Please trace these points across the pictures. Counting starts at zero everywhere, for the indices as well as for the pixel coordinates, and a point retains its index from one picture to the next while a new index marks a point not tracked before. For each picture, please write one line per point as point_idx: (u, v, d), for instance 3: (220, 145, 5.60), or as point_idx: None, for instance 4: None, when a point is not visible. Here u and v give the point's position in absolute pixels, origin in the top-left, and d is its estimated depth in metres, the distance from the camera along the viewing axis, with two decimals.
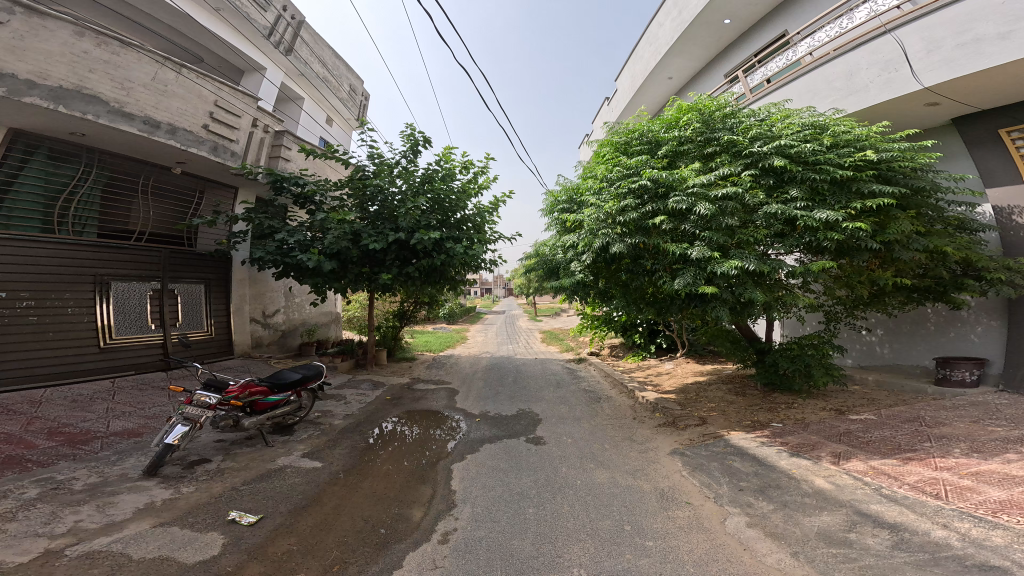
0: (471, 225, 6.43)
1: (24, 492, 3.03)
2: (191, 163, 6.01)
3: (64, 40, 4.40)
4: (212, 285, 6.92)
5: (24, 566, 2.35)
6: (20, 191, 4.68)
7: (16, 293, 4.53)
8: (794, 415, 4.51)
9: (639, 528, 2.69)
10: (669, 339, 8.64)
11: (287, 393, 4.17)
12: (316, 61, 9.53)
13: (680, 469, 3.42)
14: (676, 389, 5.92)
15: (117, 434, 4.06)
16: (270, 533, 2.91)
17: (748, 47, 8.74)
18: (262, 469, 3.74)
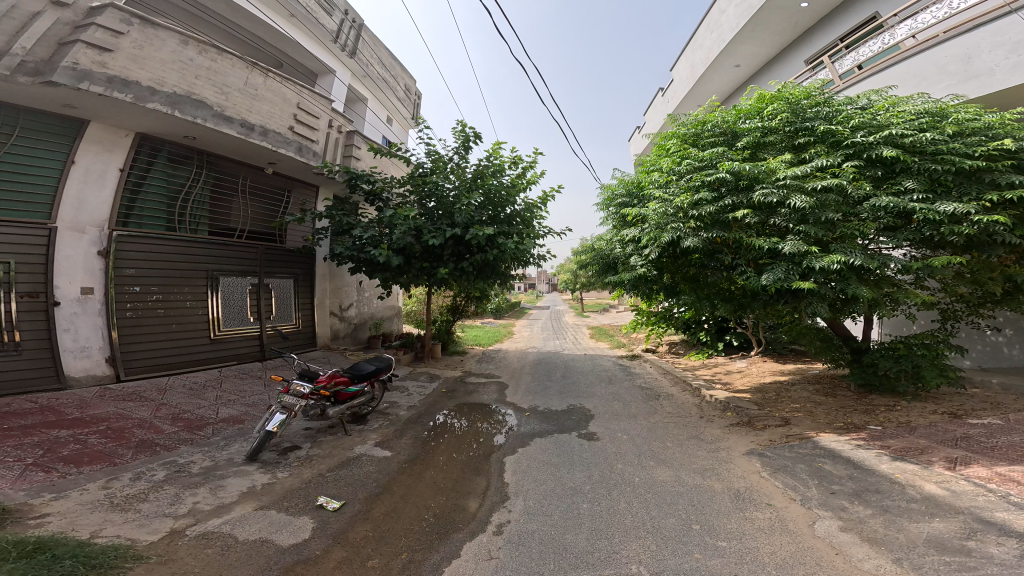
0: (520, 220, 6.48)
1: (153, 474, 3.52)
2: (281, 163, 6.62)
3: (173, 49, 4.90)
4: (300, 279, 7.60)
5: (156, 543, 2.72)
6: (147, 194, 5.43)
7: (147, 289, 5.32)
8: (897, 419, 4.00)
9: (709, 528, 2.56)
10: (741, 338, 7.95)
11: (364, 384, 4.44)
12: (375, 62, 10.15)
13: (760, 470, 3.18)
14: (752, 389, 5.48)
15: (223, 421, 4.56)
16: (350, 519, 3.15)
17: (830, 31, 8.11)
18: (342, 456, 4.03)
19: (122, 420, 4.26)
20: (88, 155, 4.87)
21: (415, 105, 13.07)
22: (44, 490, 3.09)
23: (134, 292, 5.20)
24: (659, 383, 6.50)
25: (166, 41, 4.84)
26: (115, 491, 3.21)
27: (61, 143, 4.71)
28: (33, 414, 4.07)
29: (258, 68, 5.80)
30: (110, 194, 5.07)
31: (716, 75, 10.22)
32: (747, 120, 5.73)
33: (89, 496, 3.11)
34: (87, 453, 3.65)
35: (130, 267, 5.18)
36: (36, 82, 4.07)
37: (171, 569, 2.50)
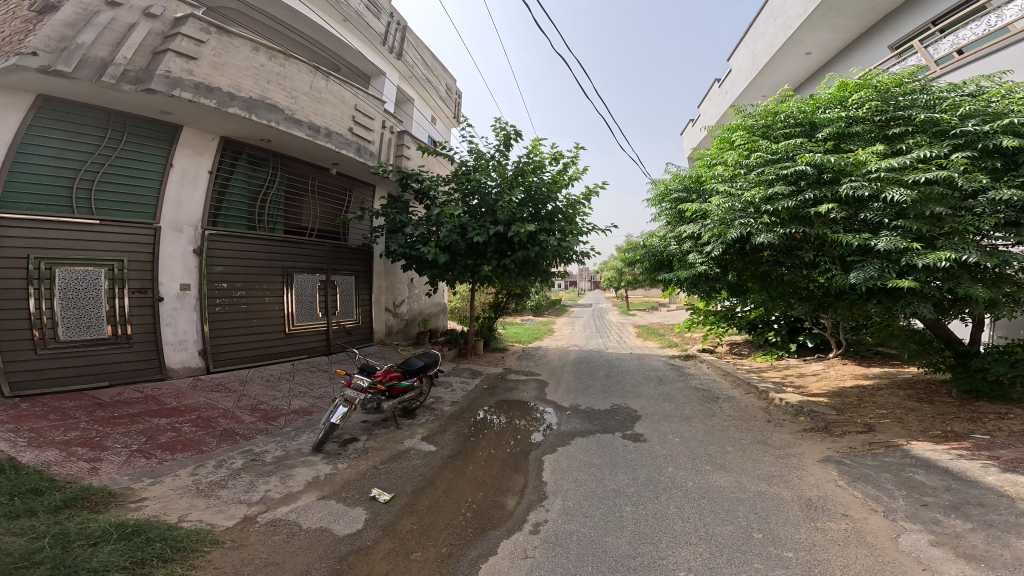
0: (562, 217, 6.43)
1: (233, 462, 3.84)
2: (344, 163, 7.02)
3: (247, 55, 5.24)
4: (360, 276, 8.03)
5: (232, 528, 2.96)
6: (232, 195, 5.94)
7: (233, 287, 5.83)
8: (1009, 427, 3.41)
9: (773, 537, 2.32)
10: (817, 339, 7.23)
11: (414, 379, 4.57)
12: (420, 62, 10.63)
13: (837, 479, 2.84)
14: (831, 393, 4.95)
15: (293, 413, 4.90)
16: (399, 512, 3.31)
17: (920, 13, 7.29)
18: (393, 449, 4.15)
19: (210, 410, 4.71)
20: (183, 159, 5.39)
21: (457, 105, 13.51)
22: (143, 475, 3.46)
23: (223, 288, 5.72)
24: (718, 385, 6.04)
25: (238, 47, 5.16)
26: (201, 478, 3.54)
27: (159, 147, 5.21)
28: (140, 403, 4.58)
29: (321, 73, 6.15)
30: (202, 195, 5.58)
31: (782, 61, 9.53)
32: (827, 110, 5.27)
33: (179, 482, 3.45)
34: (177, 440, 4.04)
35: (219, 264, 5.70)
36: (137, 90, 4.44)
37: (241, 552, 2.71)
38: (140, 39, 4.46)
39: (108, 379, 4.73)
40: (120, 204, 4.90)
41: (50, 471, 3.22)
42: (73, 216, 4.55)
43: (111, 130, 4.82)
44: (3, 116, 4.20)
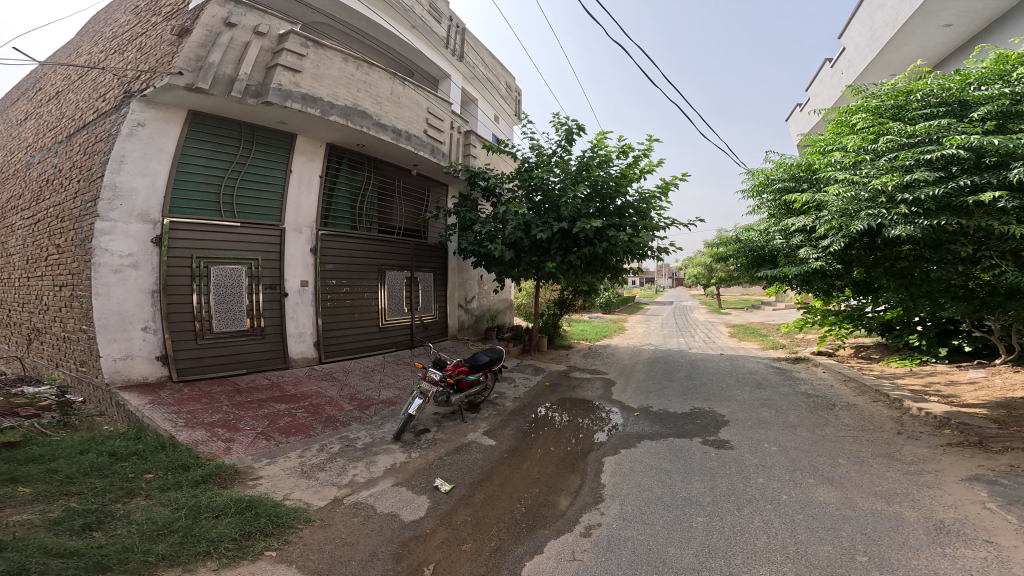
0: (634, 211, 6.26)
1: (332, 446, 4.21)
2: (422, 164, 7.30)
3: (339, 66, 5.57)
4: (436, 272, 8.39)
5: (322, 507, 3.28)
6: (337, 199, 6.49)
7: (338, 284, 6.41)
8: None
9: (881, 562, 2.05)
10: (978, 342, 6.04)
11: (480, 374, 4.62)
12: (480, 63, 10.43)
13: (982, 500, 2.54)
14: (991, 404, 4.22)
15: (381, 402, 5.27)
16: (457, 502, 3.42)
17: None
18: (458, 441, 4.26)
19: (319, 397, 5.20)
20: (300, 165, 5.97)
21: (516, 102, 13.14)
22: (261, 454, 3.93)
23: (331, 284, 6.33)
24: (836, 393, 5.38)
25: (331, 59, 5.46)
26: (302, 461, 3.93)
27: (280, 155, 5.80)
28: (266, 389, 5.14)
29: (398, 79, 6.33)
30: (315, 197, 6.16)
31: (918, 39, 7.83)
32: (983, 86, 4.43)
33: (289, 463, 3.87)
34: (288, 423, 4.51)
35: (330, 262, 6.32)
36: (259, 103, 4.93)
37: (326, 532, 2.98)
38: (253, 55, 4.88)
39: (244, 366, 5.41)
40: (254, 207, 5.54)
41: (193, 445, 3.84)
42: (221, 219, 5.22)
43: (242, 142, 5.43)
44: (167, 132, 4.83)
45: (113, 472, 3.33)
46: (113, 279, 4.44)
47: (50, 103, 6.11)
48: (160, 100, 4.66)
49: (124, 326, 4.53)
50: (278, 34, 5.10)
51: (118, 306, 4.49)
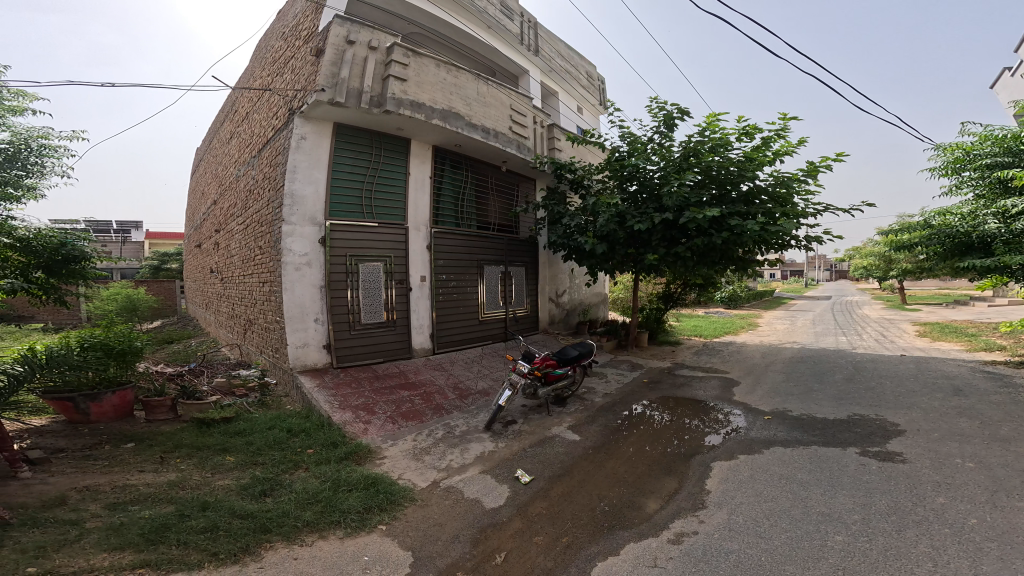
0: (763, 197, 6.41)
1: (434, 432, 4.36)
2: (511, 160, 7.03)
3: (435, 72, 5.49)
4: (529, 267, 7.92)
5: (422, 487, 3.51)
6: (443, 194, 6.43)
7: (444, 279, 6.28)
8: None
9: None
10: None
11: (569, 368, 4.76)
12: (556, 54, 9.22)
13: None
14: None
15: (478, 391, 5.28)
16: (534, 494, 3.36)
17: None
18: (541, 434, 4.22)
19: (430, 386, 5.24)
20: (416, 168, 6.03)
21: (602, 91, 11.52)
22: (387, 434, 4.22)
23: (443, 280, 6.28)
24: None
25: (427, 66, 5.39)
26: (413, 443, 4.12)
27: (399, 158, 5.91)
28: (394, 377, 5.28)
29: (482, 79, 6.15)
30: (428, 198, 6.16)
31: None
32: None
33: (406, 445, 4.08)
34: (408, 408, 4.69)
35: (442, 258, 6.27)
36: (382, 112, 5.07)
37: (422, 513, 3.20)
38: (370, 67, 4.98)
39: (380, 356, 5.59)
40: (387, 206, 5.77)
41: (342, 422, 4.30)
42: (363, 221, 5.53)
43: (373, 147, 5.66)
44: (320, 143, 5.19)
45: (287, 447, 3.96)
46: (295, 276, 5.01)
47: (241, 125, 7.25)
48: (314, 114, 5.02)
49: (301, 318, 5.04)
50: (388, 45, 5.13)
51: (297, 301, 5.03)
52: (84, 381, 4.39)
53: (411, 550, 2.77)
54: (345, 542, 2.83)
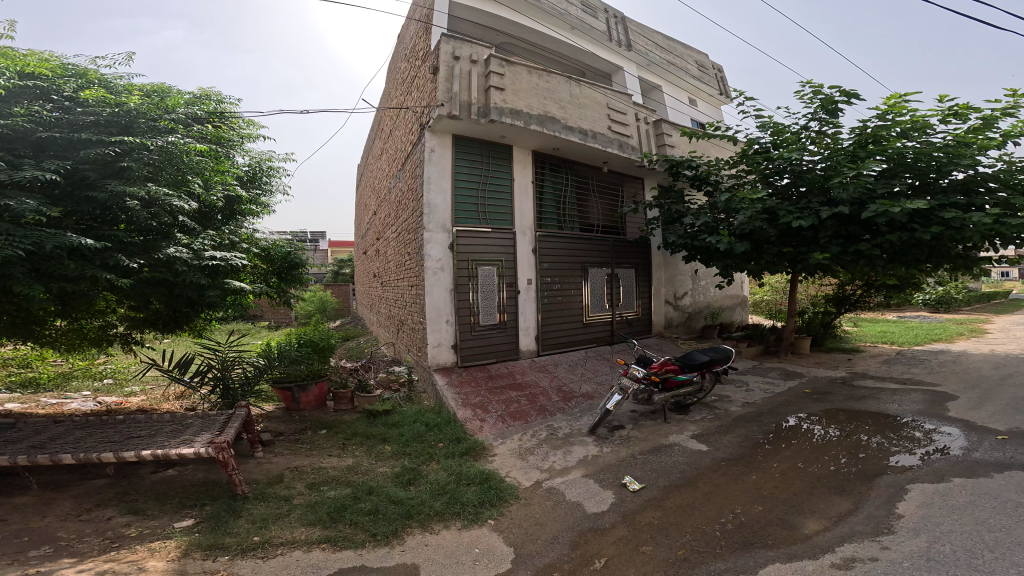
0: (987, 184, 5.23)
1: (538, 432, 4.08)
2: (612, 160, 6.48)
3: (529, 79, 5.26)
4: (641, 268, 7.15)
5: (526, 486, 3.29)
6: (545, 196, 6.01)
7: (547, 283, 5.82)
8: None
9: None
10: None
11: (694, 374, 4.31)
12: (655, 47, 8.55)
13: None
14: None
15: (581, 395, 4.83)
16: (644, 503, 2.96)
17: None
18: (655, 442, 3.80)
19: (533, 386, 4.92)
20: (519, 173, 5.71)
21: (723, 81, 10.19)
22: (497, 432, 4.06)
23: (549, 283, 5.87)
24: None
25: (520, 74, 5.20)
26: (519, 442, 3.90)
27: (504, 166, 5.61)
28: (504, 377, 5.08)
29: (573, 80, 5.76)
30: (531, 201, 5.78)
31: None
32: None
33: (513, 443, 3.88)
34: (515, 408, 4.44)
35: (548, 260, 5.83)
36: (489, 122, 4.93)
37: (526, 511, 3.03)
38: (473, 80, 4.91)
39: (491, 356, 5.36)
40: (500, 209, 5.53)
41: (462, 419, 4.18)
42: (479, 226, 5.33)
43: (483, 156, 5.46)
44: (440, 155, 5.11)
45: (424, 440, 3.89)
46: (434, 281, 4.98)
47: (387, 141, 7.60)
48: (440, 126, 4.96)
49: (435, 319, 4.99)
50: (486, 57, 5.03)
51: (432, 302, 4.98)
52: (293, 374, 4.75)
53: (515, 546, 2.73)
54: (462, 533, 2.87)
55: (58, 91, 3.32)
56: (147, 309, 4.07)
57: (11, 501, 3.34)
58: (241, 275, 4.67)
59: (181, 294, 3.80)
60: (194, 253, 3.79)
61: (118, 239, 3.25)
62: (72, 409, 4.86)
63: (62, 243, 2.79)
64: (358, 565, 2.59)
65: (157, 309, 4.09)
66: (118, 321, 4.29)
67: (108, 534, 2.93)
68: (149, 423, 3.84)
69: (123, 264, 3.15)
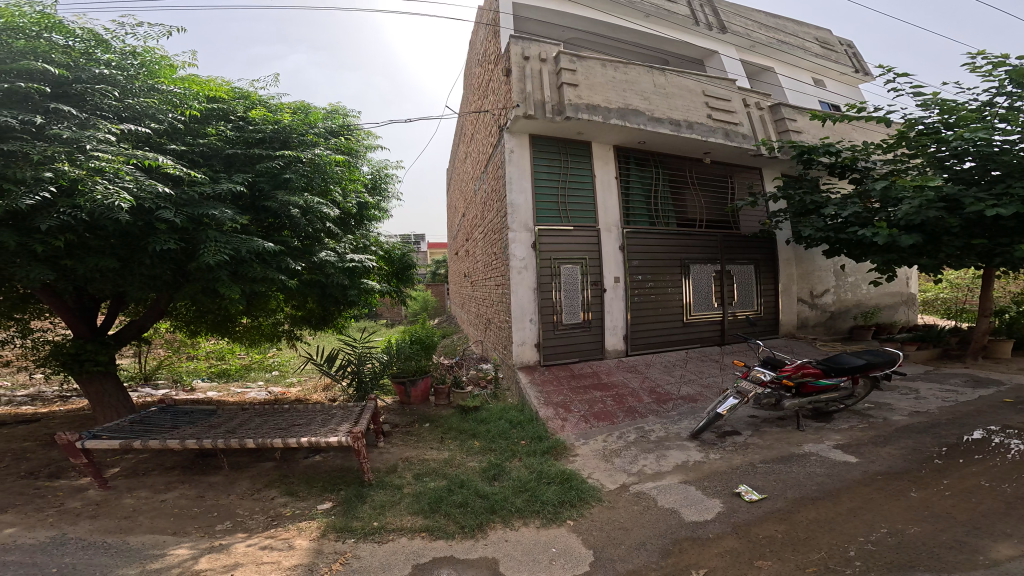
0: None
1: (627, 434, 3.71)
2: (716, 150, 6.04)
3: (605, 73, 5.15)
4: (762, 264, 6.52)
5: (610, 489, 2.99)
6: (633, 193, 5.76)
7: (638, 281, 5.54)
8: None
9: None
10: None
11: (842, 380, 3.58)
12: (756, 26, 8.00)
13: None
14: None
15: (679, 397, 4.38)
16: (762, 514, 2.47)
17: None
18: (784, 450, 3.18)
19: (621, 387, 4.60)
20: (601, 169, 5.53)
21: (850, 52, 9.12)
22: (579, 432, 3.79)
23: (641, 281, 5.58)
24: None
25: (593, 68, 5.10)
26: (604, 442, 3.61)
27: (583, 162, 5.48)
28: (586, 376, 4.86)
29: (656, 69, 5.53)
30: (616, 197, 5.56)
31: None
32: None
33: (597, 444, 3.59)
34: (600, 408, 4.14)
35: (638, 257, 5.57)
36: (563, 119, 4.87)
37: (609, 514, 2.73)
38: (545, 78, 4.89)
39: (575, 356, 5.22)
40: (582, 206, 5.39)
41: (544, 417, 4.04)
42: (561, 224, 5.21)
43: (561, 154, 5.37)
44: (519, 154, 5.10)
45: (509, 437, 3.84)
46: (516, 279, 4.94)
47: (470, 144, 8.02)
48: (517, 126, 4.97)
49: (520, 318, 4.98)
50: (555, 54, 4.99)
51: (517, 301, 4.97)
52: (405, 369, 5.00)
53: (595, 548, 2.45)
54: (541, 531, 2.67)
55: (235, 111, 4.00)
56: (304, 306, 4.81)
57: (208, 479, 3.93)
58: (371, 275, 5.19)
59: (329, 293, 4.39)
60: (339, 256, 4.39)
61: (286, 242, 3.92)
62: (253, 398, 5.90)
63: (252, 248, 3.45)
64: (446, 555, 2.55)
65: (312, 306, 4.81)
66: (284, 319, 5.21)
67: (271, 513, 3.29)
68: (306, 413, 4.16)
69: (288, 266, 3.83)
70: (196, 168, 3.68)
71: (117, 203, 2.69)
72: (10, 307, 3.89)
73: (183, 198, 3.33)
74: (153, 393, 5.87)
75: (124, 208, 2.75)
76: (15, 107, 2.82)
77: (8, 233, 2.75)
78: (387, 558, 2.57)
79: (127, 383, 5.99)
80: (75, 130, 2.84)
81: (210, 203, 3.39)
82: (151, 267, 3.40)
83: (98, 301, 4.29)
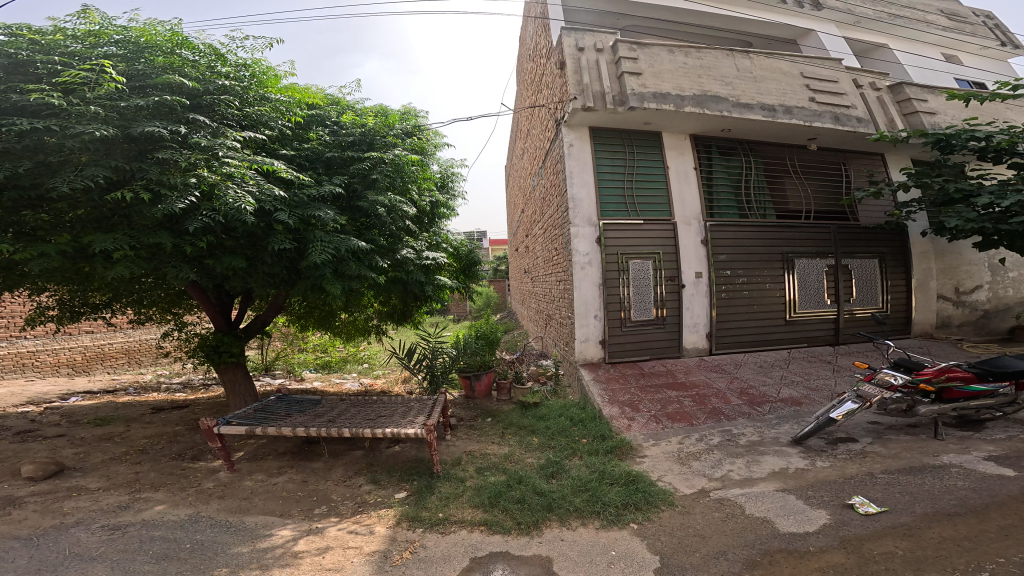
0: None
1: (709, 437, 3.31)
2: (822, 135, 5.54)
3: (676, 59, 5.01)
4: (888, 259, 5.75)
5: (686, 494, 2.66)
6: (719, 185, 5.41)
7: (727, 277, 5.14)
8: None
9: None
10: None
11: (1000, 385, 2.91)
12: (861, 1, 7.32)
13: None
14: None
15: (776, 400, 3.87)
16: (882, 530, 2.05)
17: None
18: (916, 460, 2.65)
19: (705, 387, 4.21)
20: (675, 159, 5.29)
21: (982, 23, 8.05)
22: (649, 432, 3.48)
23: (728, 278, 5.15)
24: None
25: (659, 54, 4.99)
26: (679, 445, 3.26)
27: (655, 154, 5.28)
28: (662, 374, 4.55)
29: (737, 53, 5.29)
30: (697, 190, 5.26)
31: None
32: None
33: (671, 446, 3.26)
34: (675, 408, 3.78)
35: (724, 252, 5.17)
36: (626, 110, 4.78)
37: (683, 519, 2.42)
38: (604, 69, 4.86)
39: (646, 354, 4.95)
40: (654, 200, 5.16)
41: (608, 415, 3.79)
42: (630, 218, 5.02)
43: (627, 146, 5.23)
44: (583, 147, 5.04)
45: (569, 434, 3.69)
46: (580, 275, 4.81)
47: (529, 141, 8.17)
48: (577, 119, 4.92)
49: (583, 314, 4.82)
50: (612, 44, 4.98)
51: (581, 296, 4.82)
52: (471, 363, 5.06)
53: (663, 555, 2.16)
54: (600, 533, 2.43)
55: (330, 116, 4.64)
56: (388, 301, 5.28)
57: (310, 465, 4.18)
58: (443, 271, 5.51)
59: (410, 289, 4.83)
60: (416, 253, 4.77)
61: (376, 241, 4.29)
62: (348, 388, 6.46)
63: (348, 246, 3.87)
64: (501, 550, 2.41)
65: (394, 300, 5.21)
66: (371, 313, 5.66)
67: (358, 498, 3.42)
68: (390, 404, 4.39)
69: (377, 263, 4.23)
70: (302, 170, 4.30)
71: (243, 205, 3.25)
72: (170, 301, 4.86)
73: (295, 200, 3.89)
74: (272, 381, 6.81)
75: (249, 209, 3.32)
76: (165, 119, 3.50)
77: (166, 235, 3.38)
78: (448, 549, 2.50)
79: (253, 371, 7.00)
80: (210, 139, 3.46)
81: (314, 204, 3.92)
82: (272, 266, 3.95)
83: (232, 297, 5.08)
